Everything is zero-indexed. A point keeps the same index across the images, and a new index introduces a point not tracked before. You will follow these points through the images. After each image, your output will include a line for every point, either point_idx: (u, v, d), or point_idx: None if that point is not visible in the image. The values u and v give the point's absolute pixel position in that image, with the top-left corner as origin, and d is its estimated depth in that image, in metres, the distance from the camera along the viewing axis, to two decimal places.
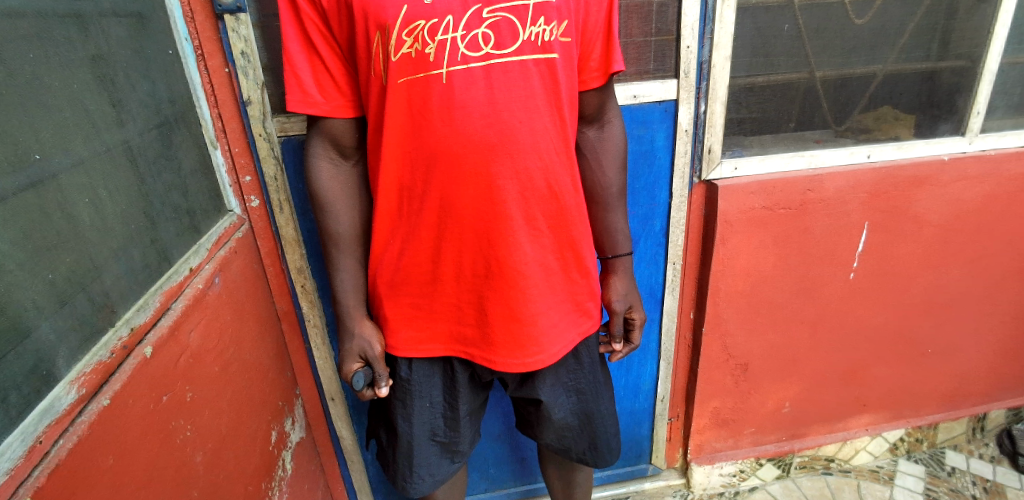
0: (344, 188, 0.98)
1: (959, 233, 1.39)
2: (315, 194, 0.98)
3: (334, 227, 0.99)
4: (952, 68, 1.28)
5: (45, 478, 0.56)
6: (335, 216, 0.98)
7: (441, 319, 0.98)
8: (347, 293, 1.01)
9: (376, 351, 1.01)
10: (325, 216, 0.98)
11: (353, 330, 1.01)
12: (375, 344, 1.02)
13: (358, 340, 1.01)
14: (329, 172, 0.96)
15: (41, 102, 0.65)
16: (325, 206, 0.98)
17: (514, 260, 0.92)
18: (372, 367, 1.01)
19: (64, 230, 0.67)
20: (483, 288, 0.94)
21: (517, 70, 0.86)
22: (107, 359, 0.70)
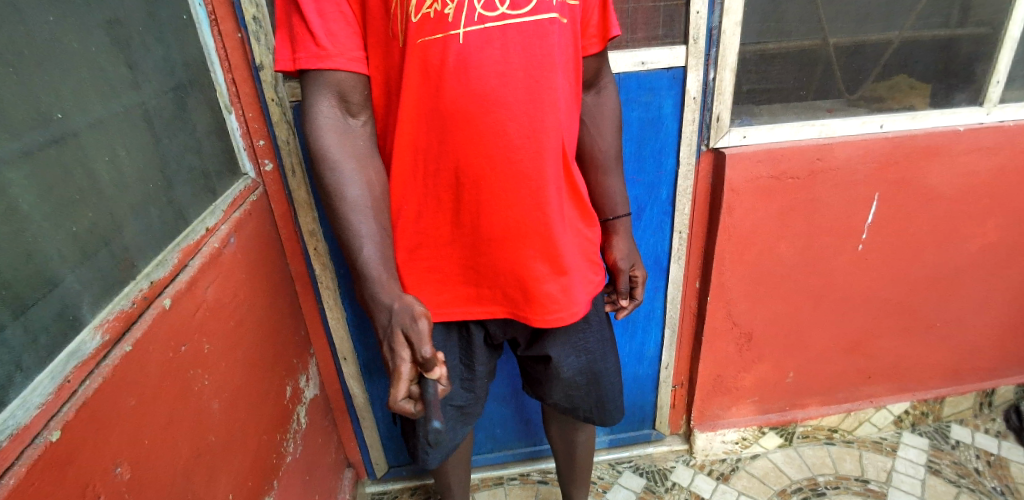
0: (354, 149, 0.90)
1: (973, 205, 1.37)
2: (326, 158, 0.89)
3: (348, 190, 0.89)
4: (972, 35, 1.25)
5: (74, 413, 0.61)
6: (351, 182, 0.90)
7: (458, 281, 1.01)
8: (372, 263, 0.90)
9: (408, 336, 0.85)
10: (338, 178, 0.89)
11: (391, 303, 0.88)
12: (421, 320, 0.86)
13: (400, 316, 0.87)
14: (339, 130, 0.89)
15: (60, 62, 0.68)
16: (339, 166, 0.89)
17: (532, 220, 0.94)
18: (413, 348, 0.83)
19: (85, 185, 0.70)
20: (502, 250, 0.95)
21: (531, 31, 0.87)
22: (128, 308, 0.74)
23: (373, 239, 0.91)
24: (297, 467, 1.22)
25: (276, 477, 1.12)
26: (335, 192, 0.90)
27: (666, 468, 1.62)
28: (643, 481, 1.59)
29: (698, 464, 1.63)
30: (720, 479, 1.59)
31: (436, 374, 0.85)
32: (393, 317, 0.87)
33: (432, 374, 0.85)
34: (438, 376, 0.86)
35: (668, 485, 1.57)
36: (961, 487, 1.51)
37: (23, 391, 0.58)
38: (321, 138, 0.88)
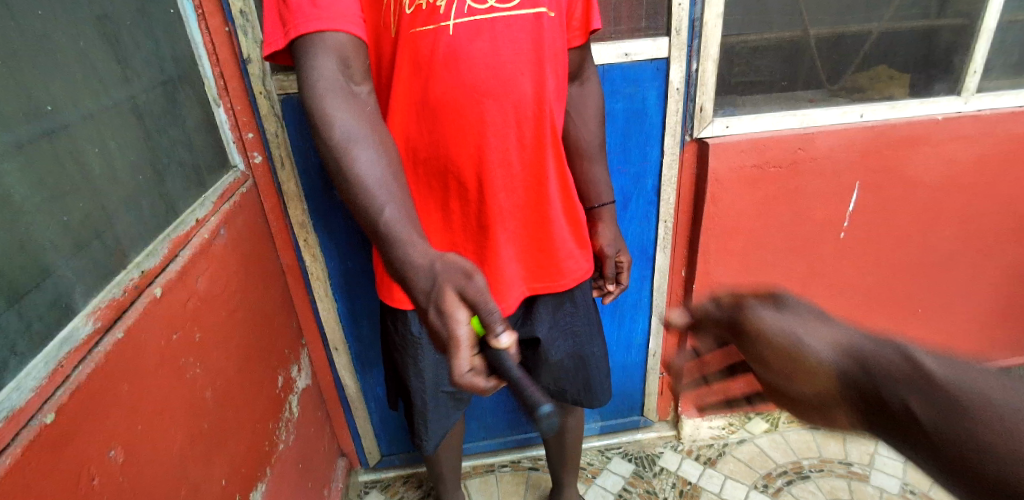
0: (363, 115, 0.78)
1: (952, 193, 1.40)
2: (332, 128, 0.77)
3: (360, 154, 0.75)
4: (950, 26, 1.28)
5: (67, 397, 0.62)
6: (363, 148, 0.75)
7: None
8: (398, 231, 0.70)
9: (461, 287, 0.62)
10: (347, 143, 0.76)
11: (436, 261, 0.66)
12: (474, 275, 0.62)
13: (449, 276, 0.64)
14: (343, 95, 0.78)
15: (51, 57, 0.69)
16: (347, 129, 0.76)
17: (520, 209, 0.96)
18: (472, 306, 0.59)
19: (77, 177, 0.71)
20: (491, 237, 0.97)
21: (520, 23, 0.89)
22: (120, 296, 0.76)
23: (396, 202, 0.73)
24: (290, 455, 1.24)
25: (269, 464, 1.14)
26: (344, 158, 0.75)
27: (654, 453, 1.66)
28: (631, 467, 1.62)
29: (686, 449, 1.66)
30: (708, 463, 1.62)
31: (504, 344, 0.58)
32: (439, 277, 0.64)
33: (499, 344, 0.58)
34: (508, 344, 0.58)
35: (656, 470, 1.61)
36: None
37: (18, 374, 0.59)
38: (325, 104, 0.77)
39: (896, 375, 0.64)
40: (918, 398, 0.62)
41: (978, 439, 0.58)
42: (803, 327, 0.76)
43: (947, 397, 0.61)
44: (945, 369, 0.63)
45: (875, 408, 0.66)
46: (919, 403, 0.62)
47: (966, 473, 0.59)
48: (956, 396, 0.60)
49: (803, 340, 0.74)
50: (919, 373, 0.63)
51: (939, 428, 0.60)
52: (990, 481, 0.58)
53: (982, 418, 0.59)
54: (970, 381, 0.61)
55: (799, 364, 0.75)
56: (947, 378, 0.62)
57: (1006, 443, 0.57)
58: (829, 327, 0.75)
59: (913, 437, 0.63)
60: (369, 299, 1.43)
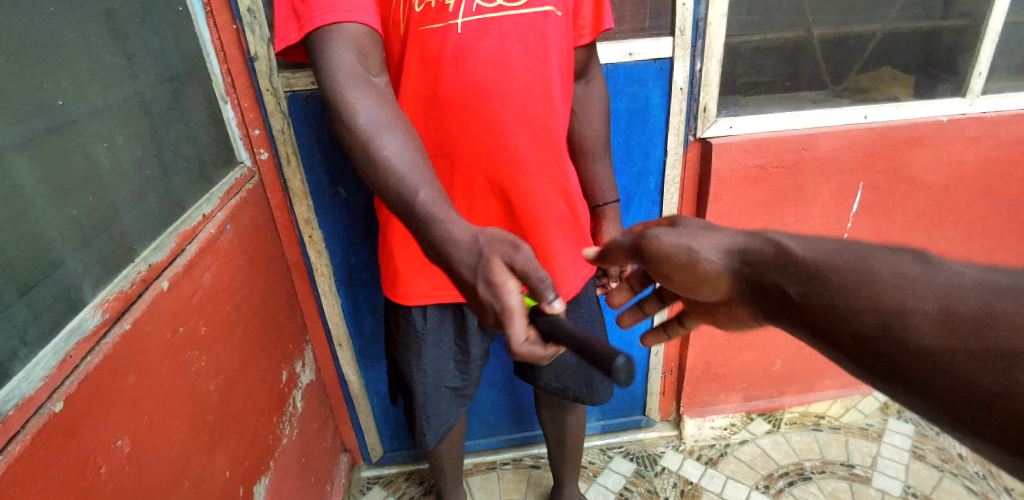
0: (386, 104, 0.80)
1: (956, 194, 1.40)
2: (355, 117, 0.78)
3: (387, 140, 0.77)
4: (953, 28, 1.28)
5: (76, 387, 0.63)
6: (390, 136, 0.77)
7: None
8: (435, 211, 0.72)
9: (512, 259, 0.66)
10: (372, 131, 0.77)
11: (476, 236, 0.69)
12: (521, 248, 0.67)
13: (494, 248, 0.68)
14: (365, 85, 0.79)
15: (60, 52, 0.71)
16: (373, 118, 0.78)
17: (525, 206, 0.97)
18: (525, 278, 0.64)
19: (85, 171, 0.73)
20: None
21: (527, 22, 0.89)
22: (127, 289, 0.77)
23: (428, 184, 0.75)
24: (293, 449, 1.26)
25: (272, 458, 1.15)
26: (371, 145, 0.77)
27: (655, 453, 1.66)
28: (633, 466, 1.62)
29: (687, 449, 1.67)
30: (709, 463, 1.62)
31: (557, 308, 0.67)
32: (484, 250, 0.68)
33: (554, 309, 0.67)
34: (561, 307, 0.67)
35: (657, 469, 1.61)
36: (944, 471, 1.55)
37: (27, 365, 0.61)
38: (348, 94, 0.78)
39: (776, 264, 0.62)
40: (795, 280, 0.59)
41: (866, 309, 0.53)
42: (691, 238, 0.73)
43: (821, 275, 0.57)
44: (808, 247, 0.61)
45: (768, 298, 0.63)
46: (799, 285, 0.59)
47: (875, 352, 0.52)
48: (824, 271, 0.57)
49: (693, 249, 0.71)
50: (788, 259, 0.61)
51: (826, 305, 0.56)
52: (902, 355, 0.50)
53: (854, 287, 0.55)
54: (837, 257, 0.58)
55: (697, 276, 0.73)
56: (810, 257, 0.59)
57: (887, 303, 0.52)
58: (717, 235, 0.72)
59: (816, 322, 0.57)
60: (373, 295, 1.44)
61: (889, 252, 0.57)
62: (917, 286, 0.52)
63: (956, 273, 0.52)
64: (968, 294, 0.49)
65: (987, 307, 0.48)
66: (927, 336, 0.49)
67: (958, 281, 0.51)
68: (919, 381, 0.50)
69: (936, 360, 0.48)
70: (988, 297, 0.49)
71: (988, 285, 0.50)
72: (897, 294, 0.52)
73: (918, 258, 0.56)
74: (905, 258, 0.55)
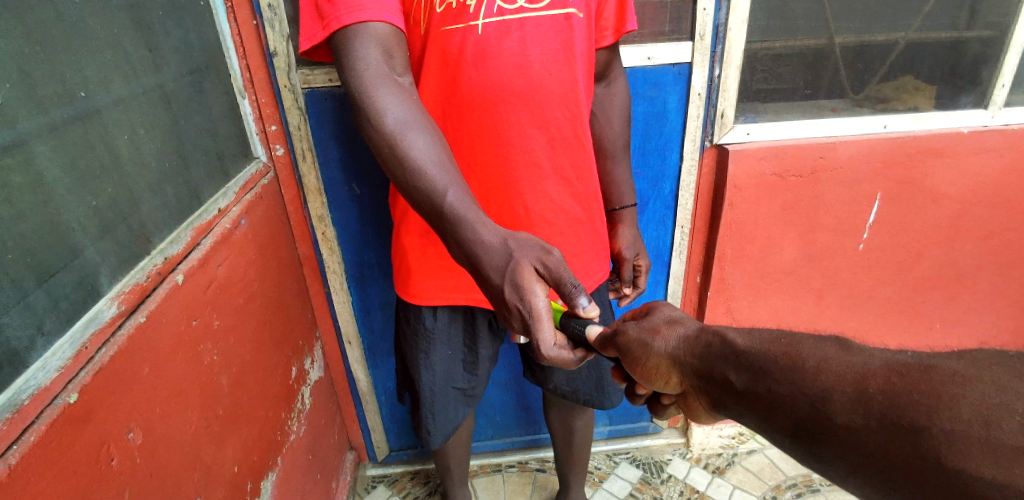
0: (415, 105, 0.80)
1: (976, 207, 1.38)
2: (383, 116, 0.78)
3: (414, 139, 0.77)
4: (979, 38, 1.26)
5: (90, 378, 0.63)
6: (418, 136, 0.77)
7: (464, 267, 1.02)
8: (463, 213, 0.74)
9: (547, 265, 0.70)
10: (400, 129, 0.77)
11: (507, 242, 0.72)
12: (549, 255, 0.71)
13: (524, 253, 0.72)
14: (394, 84, 0.79)
15: (87, 42, 0.71)
16: (401, 117, 0.78)
17: (538, 208, 0.96)
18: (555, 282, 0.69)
19: (107, 161, 0.73)
20: None
21: (548, 23, 0.89)
22: (143, 281, 0.77)
23: (454, 183, 0.76)
24: (300, 445, 1.25)
25: (280, 453, 1.15)
26: (397, 143, 0.77)
27: (662, 460, 1.65)
28: (639, 473, 1.61)
29: (694, 457, 1.65)
30: (716, 472, 1.60)
31: (591, 311, 0.72)
32: (515, 254, 0.71)
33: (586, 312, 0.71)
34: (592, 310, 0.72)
35: (664, 477, 1.60)
36: None
37: (44, 355, 0.61)
38: (373, 93, 0.78)
39: (722, 354, 0.63)
40: (737, 371, 0.60)
41: (795, 394, 0.54)
42: (650, 330, 0.73)
43: (756, 364, 0.59)
44: (747, 336, 0.63)
45: (718, 390, 0.63)
46: (742, 375, 0.60)
47: (811, 436, 0.53)
48: (756, 359, 0.59)
49: (649, 342, 0.72)
50: (730, 351, 0.62)
51: (767, 390, 0.57)
52: (830, 436, 0.51)
53: (784, 374, 0.56)
54: (770, 345, 0.59)
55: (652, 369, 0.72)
56: (751, 349, 0.60)
57: (813, 387, 0.53)
58: (677, 325, 0.72)
59: (759, 409, 0.58)
60: (384, 293, 1.44)
61: (816, 337, 0.58)
62: (833, 372, 0.52)
63: (867, 354, 0.52)
64: (876, 374, 0.50)
65: (890, 386, 0.48)
66: (846, 419, 0.50)
67: (867, 364, 0.51)
68: (851, 463, 0.50)
69: (858, 439, 0.49)
70: (892, 374, 0.49)
71: (891, 363, 0.50)
72: (819, 377, 0.53)
73: (839, 342, 0.56)
74: (827, 342, 0.56)
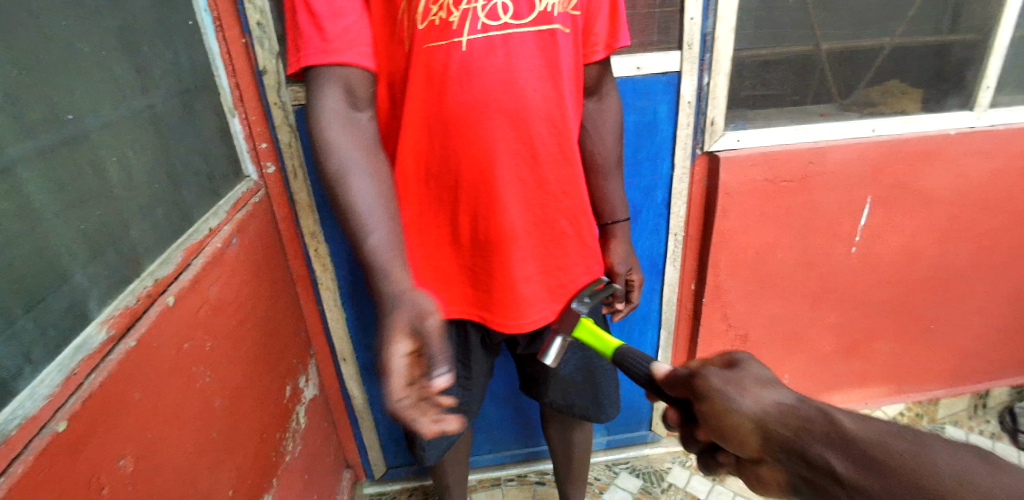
0: (361, 142, 0.85)
1: (966, 208, 1.40)
2: (327, 150, 0.84)
3: (353, 177, 0.82)
4: (963, 41, 1.28)
5: (80, 404, 0.62)
6: (355, 172, 0.83)
7: (455, 282, 1.02)
8: (383, 250, 0.79)
9: (423, 324, 0.70)
10: (341, 166, 0.83)
11: (404, 293, 0.74)
12: (430, 314, 0.71)
13: (409, 309, 0.72)
14: (345, 121, 0.84)
15: (76, 65, 0.71)
16: (344, 154, 0.83)
17: (524, 222, 0.96)
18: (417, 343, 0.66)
19: (95, 184, 0.72)
20: (494, 253, 0.97)
21: (533, 40, 0.89)
22: (133, 304, 0.76)
23: (381, 224, 0.81)
24: (297, 466, 1.24)
25: (276, 475, 1.13)
26: (341, 183, 0.82)
27: (662, 469, 1.64)
28: (639, 482, 1.60)
29: (694, 465, 1.65)
30: (717, 479, 1.60)
31: (442, 383, 0.65)
32: (399, 305, 0.73)
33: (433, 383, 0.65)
34: (441, 384, 0.65)
35: (665, 486, 1.59)
36: None
37: (32, 382, 0.59)
38: (326, 134, 0.83)
39: (825, 435, 0.56)
40: (850, 461, 0.54)
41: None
42: (737, 385, 0.63)
43: (880, 461, 0.53)
44: (855, 420, 0.56)
45: (807, 471, 0.56)
46: (852, 465, 0.54)
47: None
48: (878, 453, 0.53)
49: (736, 399, 0.61)
50: (841, 434, 0.55)
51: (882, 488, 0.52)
52: None
53: (908, 475, 0.51)
54: (891, 439, 0.54)
55: (719, 425, 0.63)
56: (871, 441, 0.54)
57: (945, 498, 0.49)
58: (767, 388, 0.63)
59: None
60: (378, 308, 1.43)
61: (932, 436, 0.55)
62: (963, 482, 0.50)
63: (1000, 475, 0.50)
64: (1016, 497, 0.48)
65: None
66: None
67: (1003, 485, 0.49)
68: None
69: None
70: None
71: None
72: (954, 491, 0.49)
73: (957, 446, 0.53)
74: (949, 447, 0.53)
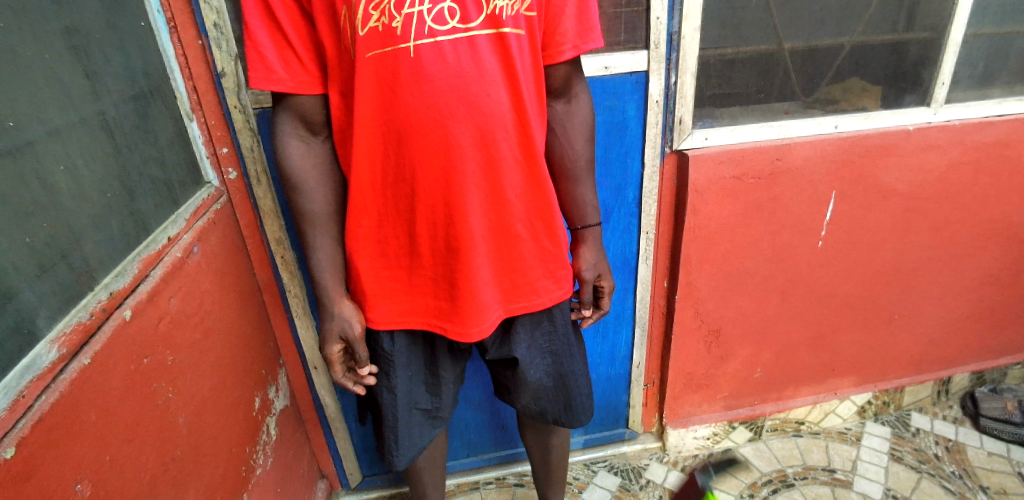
0: (314, 166, 0.98)
1: (924, 201, 1.44)
2: (286, 172, 0.98)
3: (304, 197, 0.99)
4: (918, 40, 1.31)
5: (29, 430, 0.58)
6: (309, 196, 0.99)
7: (416, 292, 1.01)
8: (324, 267, 1.02)
9: (355, 331, 1.03)
10: (295, 187, 0.98)
11: (334, 310, 1.03)
12: (355, 323, 1.03)
13: (340, 317, 1.03)
14: (299, 149, 0.96)
15: (18, 71, 0.67)
16: (298, 177, 0.98)
17: (482, 229, 0.95)
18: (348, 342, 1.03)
19: (41, 196, 0.68)
20: (452, 261, 0.96)
21: (484, 44, 0.87)
22: (87, 320, 0.72)
23: (324, 247, 1.02)
24: (268, 480, 1.21)
25: (247, 489, 1.10)
26: (296, 201, 1.00)
27: (640, 466, 1.66)
28: (618, 480, 1.61)
29: (671, 461, 1.67)
30: None
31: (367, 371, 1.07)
32: (334, 314, 1.03)
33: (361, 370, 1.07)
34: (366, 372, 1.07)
35: (643, 482, 1.61)
36: (922, 472, 1.60)
37: None
38: (283, 155, 0.96)
39: None
40: None
41: None
42: None
43: None
44: None
45: None
46: None
47: None
48: None
49: None
50: None
51: None
52: None
53: None
54: None
55: None
56: None
57: None
58: None
59: None
60: None
61: None
62: None
63: None
64: None
65: None
66: None
67: None
68: None
69: None
70: None
71: None
72: None
73: None
74: None
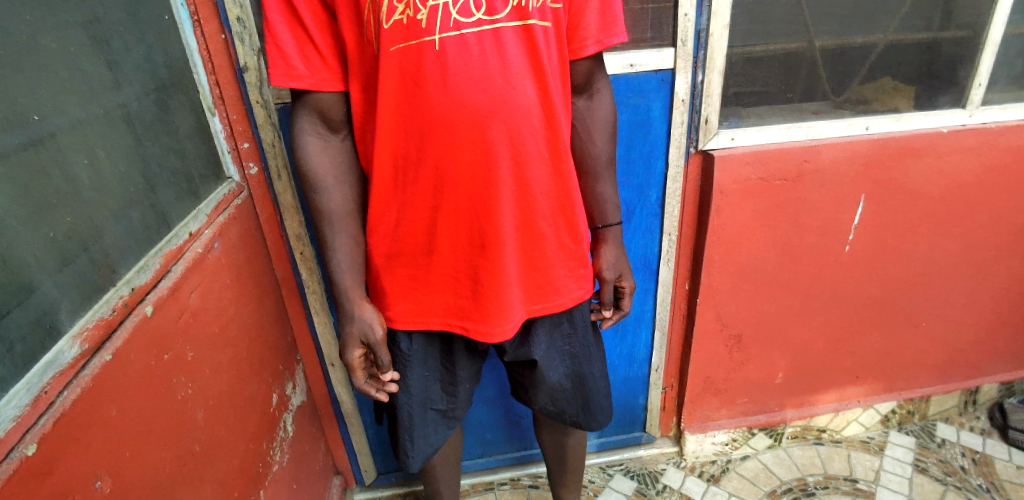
0: (334, 163, 0.97)
1: (957, 206, 1.40)
2: (305, 170, 0.96)
3: (324, 195, 0.97)
4: (954, 38, 1.27)
5: (51, 426, 0.58)
6: (327, 194, 0.97)
7: (435, 290, 1.00)
8: (343, 269, 1.00)
9: (377, 335, 1.01)
10: (314, 185, 0.97)
11: (353, 312, 1.01)
12: (376, 326, 1.01)
13: (361, 322, 1.01)
14: (317, 147, 0.95)
15: (40, 61, 0.66)
16: (317, 175, 0.96)
17: (506, 226, 0.93)
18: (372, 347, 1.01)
19: (63, 189, 0.68)
20: (474, 257, 0.95)
21: (510, 36, 0.85)
22: (108, 316, 0.72)
23: (343, 246, 1.00)
24: (284, 476, 1.20)
25: (264, 486, 1.10)
26: (315, 199, 0.98)
27: (657, 470, 1.64)
28: (633, 484, 1.60)
29: (689, 466, 1.65)
30: (712, 480, 1.61)
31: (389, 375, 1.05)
32: (355, 318, 1.01)
33: (383, 375, 1.04)
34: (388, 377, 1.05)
35: (659, 487, 1.59)
36: (947, 484, 1.56)
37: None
38: (302, 152, 0.95)
39: None
40: None
41: None
42: None
43: None
44: None
45: None
46: None
47: None
48: None
49: None
50: None
51: None
52: None
53: None
54: None
55: None
56: None
57: None
58: None
59: None
60: None
61: None
62: None
63: None
64: None
65: None
66: None
67: None
68: None
69: None
70: None
71: None
72: None
73: None
74: None
